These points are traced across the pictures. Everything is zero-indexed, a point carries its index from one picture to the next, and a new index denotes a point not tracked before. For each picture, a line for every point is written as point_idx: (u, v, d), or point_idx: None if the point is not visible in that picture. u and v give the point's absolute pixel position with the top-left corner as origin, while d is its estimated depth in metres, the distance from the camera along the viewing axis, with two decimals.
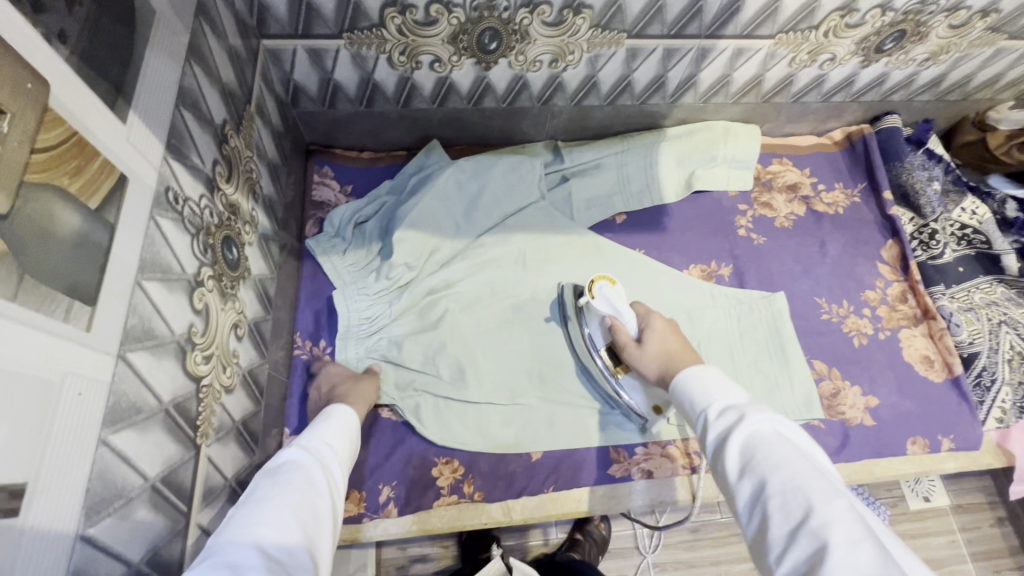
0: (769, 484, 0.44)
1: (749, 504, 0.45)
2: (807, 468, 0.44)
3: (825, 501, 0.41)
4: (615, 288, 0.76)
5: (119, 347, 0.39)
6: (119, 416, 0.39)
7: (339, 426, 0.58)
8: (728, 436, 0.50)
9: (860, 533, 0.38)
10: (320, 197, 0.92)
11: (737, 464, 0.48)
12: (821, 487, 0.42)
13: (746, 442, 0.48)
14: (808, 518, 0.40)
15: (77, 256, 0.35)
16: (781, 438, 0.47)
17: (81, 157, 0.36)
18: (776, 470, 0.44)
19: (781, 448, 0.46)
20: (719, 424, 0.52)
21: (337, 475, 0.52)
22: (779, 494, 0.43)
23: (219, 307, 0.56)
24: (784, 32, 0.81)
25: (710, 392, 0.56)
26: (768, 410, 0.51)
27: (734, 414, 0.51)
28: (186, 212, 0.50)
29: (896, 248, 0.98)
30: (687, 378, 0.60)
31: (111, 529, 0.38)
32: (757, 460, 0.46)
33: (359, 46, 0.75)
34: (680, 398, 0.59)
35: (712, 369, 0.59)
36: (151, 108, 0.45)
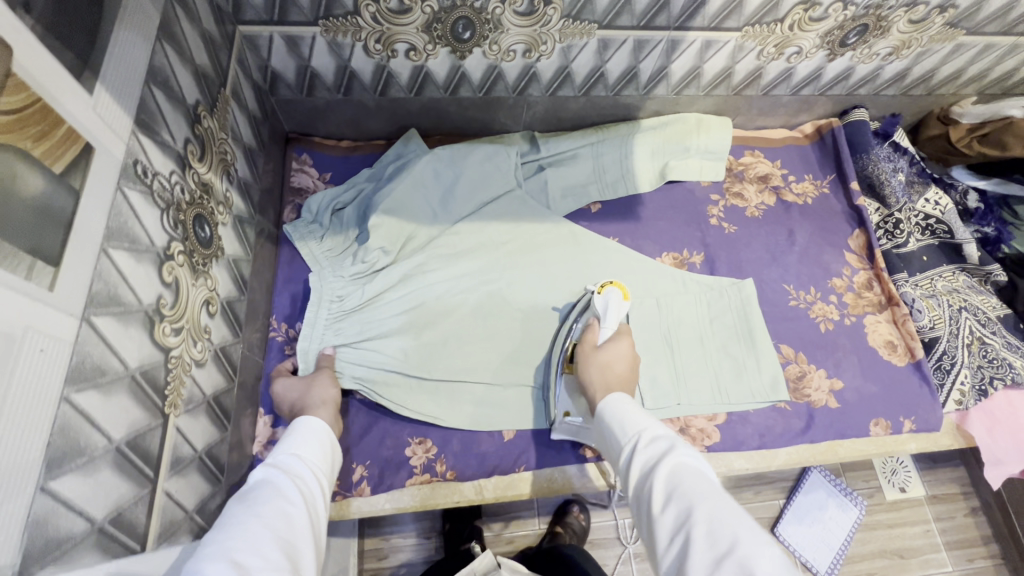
0: (692, 513, 0.46)
1: (670, 532, 0.47)
2: (730, 502, 0.47)
3: (745, 533, 0.44)
4: (623, 298, 0.76)
5: (84, 310, 0.40)
6: (83, 377, 0.40)
7: (308, 437, 0.61)
8: (655, 466, 0.52)
9: (781, 564, 0.41)
10: (299, 183, 0.93)
11: (663, 493, 0.50)
12: (743, 520, 0.45)
13: (672, 474, 0.51)
14: (732, 547, 0.42)
15: (40, 217, 0.36)
16: (702, 474, 0.51)
17: (46, 123, 0.37)
18: (700, 500, 0.47)
19: (702, 482, 0.49)
20: (647, 452, 0.54)
21: (311, 483, 0.56)
22: (705, 524, 0.45)
23: (190, 282, 0.57)
24: (750, 25, 0.84)
25: (638, 423, 0.59)
26: (694, 449, 0.54)
27: (662, 444, 0.54)
28: (155, 186, 0.51)
29: (862, 238, 1.00)
30: (612, 403, 0.63)
31: (73, 485, 0.39)
32: (683, 489, 0.48)
33: (334, 34, 0.77)
34: (608, 426, 0.61)
35: (634, 401, 0.63)
36: (119, 82, 0.46)
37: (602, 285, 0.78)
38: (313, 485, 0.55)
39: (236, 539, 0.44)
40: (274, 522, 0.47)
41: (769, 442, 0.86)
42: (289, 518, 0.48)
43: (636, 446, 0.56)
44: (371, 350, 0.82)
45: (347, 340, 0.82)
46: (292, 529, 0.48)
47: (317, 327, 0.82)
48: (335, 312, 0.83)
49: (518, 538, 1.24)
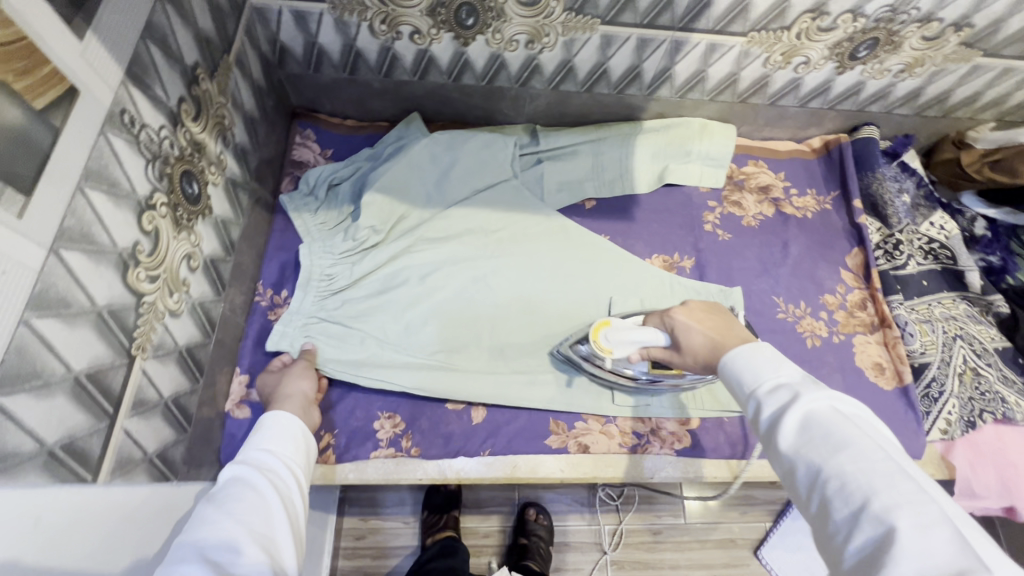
0: (828, 470, 0.42)
1: (805, 484, 0.44)
2: (872, 447, 0.42)
3: (890, 485, 0.40)
4: (617, 328, 0.75)
5: (53, 242, 0.43)
6: (47, 305, 0.42)
7: (282, 430, 0.62)
8: (781, 416, 0.47)
9: (935, 518, 0.38)
10: (300, 157, 0.96)
11: (792, 446, 0.45)
12: (888, 474, 0.40)
13: (804, 422, 0.45)
14: (873, 503, 0.39)
15: (15, 147, 0.39)
16: (841, 419, 0.45)
17: (31, 61, 0.40)
18: (836, 455, 0.42)
19: (840, 430, 0.44)
20: (769, 400, 0.48)
21: (286, 476, 0.57)
22: (840, 481, 0.41)
23: (172, 234, 0.60)
24: (756, 30, 0.83)
25: (757, 369, 0.51)
26: (827, 386, 0.47)
27: (786, 392, 0.48)
28: (142, 137, 0.53)
29: (860, 256, 0.98)
30: (731, 357, 0.55)
31: (26, 404, 0.41)
32: (817, 444, 0.44)
33: (341, 12, 0.79)
34: (725, 374, 0.55)
35: (760, 345, 0.54)
36: (113, 32, 0.48)
37: (595, 340, 0.77)
38: (286, 479, 0.57)
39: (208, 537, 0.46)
40: (246, 518, 0.48)
41: (741, 452, 0.84)
42: (262, 512, 0.50)
43: (757, 395, 0.50)
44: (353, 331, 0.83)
45: (329, 315, 0.83)
46: (267, 524, 0.49)
47: (304, 301, 0.84)
48: (320, 290, 0.85)
49: (493, 533, 1.24)
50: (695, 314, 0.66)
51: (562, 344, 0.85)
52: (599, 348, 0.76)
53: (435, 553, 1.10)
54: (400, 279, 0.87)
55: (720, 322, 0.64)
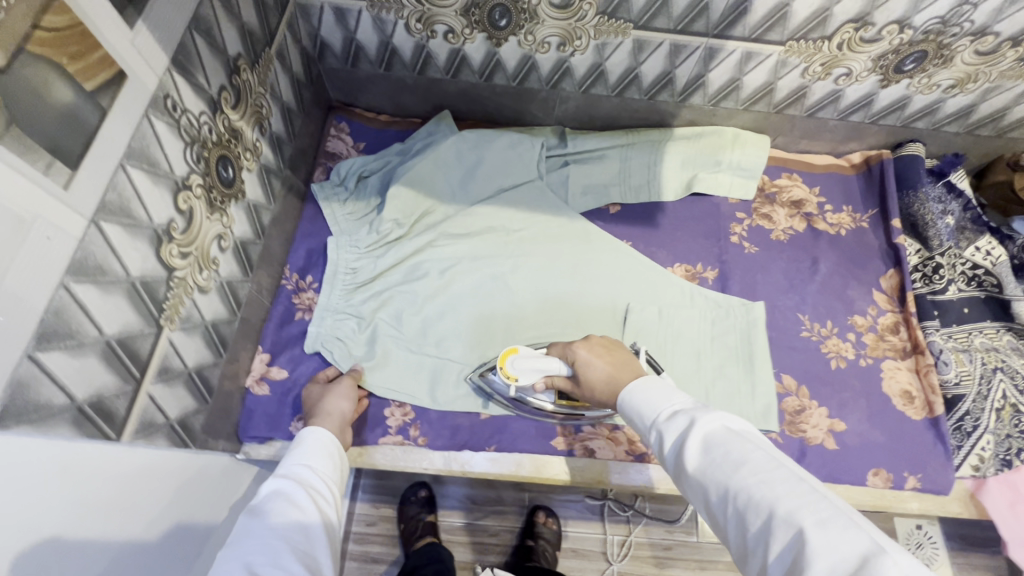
0: (732, 486, 0.46)
1: (718, 504, 0.48)
2: (764, 457, 0.47)
3: (788, 491, 0.44)
4: (524, 355, 0.75)
5: (94, 214, 0.46)
6: (84, 271, 0.46)
7: (320, 446, 0.65)
8: (683, 442, 0.52)
9: (831, 512, 0.42)
10: (333, 148, 0.99)
11: (699, 467, 0.49)
12: (783, 478, 0.45)
13: (703, 444, 0.50)
14: (776, 510, 0.43)
15: (65, 124, 0.42)
16: (734, 435, 0.50)
17: (84, 46, 0.43)
18: (736, 470, 0.47)
19: (734, 445, 0.49)
20: (668, 429, 0.54)
21: (322, 491, 0.59)
22: (744, 493, 0.45)
23: (205, 215, 0.63)
24: (795, 40, 0.81)
25: (654, 403, 0.57)
26: (715, 408, 0.53)
27: (682, 418, 0.53)
28: (183, 121, 0.57)
29: (895, 278, 0.94)
30: (628, 394, 0.61)
31: (59, 361, 0.44)
32: (718, 463, 0.48)
33: (379, 9, 0.82)
34: (627, 412, 0.60)
35: (651, 377, 0.61)
36: (162, 22, 0.52)
37: (502, 367, 0.76)
38: (323, 495, 0.59)
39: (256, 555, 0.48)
40: (289, 534, 0.51)
41: None
42: (303, 530, 0.52)
43: (658, 426, 0.55)
44: (370, 321, 0.85)
45: (351, 304, 0.86)
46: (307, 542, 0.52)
47: (327, 290, 0.87)
48: (345, 280, 0.88)
49: (502, 532, 1.24)
50: (596, 348, 0.70)
51: (474, 371, 0.83)
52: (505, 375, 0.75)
53: (421, 563, 1.10)
54: (420, 273, 0.89)
55: (619, 358, 0.68)
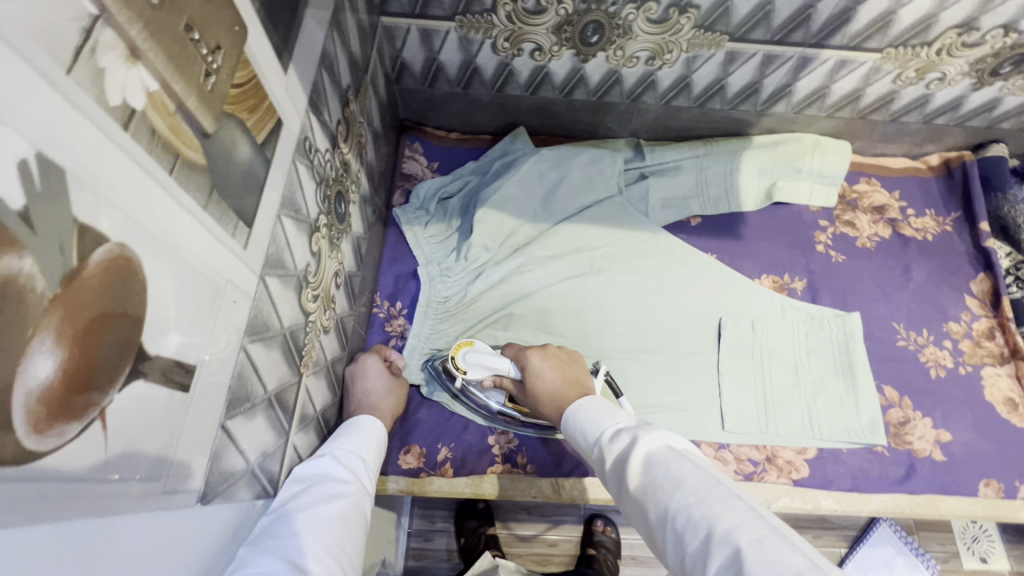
0: (671, 503, 0.46)
1: (658, 523, 0.47)
2: (702, 475, 0.47)
3: (725, 507, 0.43)
4: (478, 350, 0.74)
5: (261, 269, 0.44)
6: (255, 329, 0.44)
7: (369, 438, 0.62)
8: (626, 458, 0.52)
9: (766, 530, 0.41)
10: (408, 170, 0.98)
11: (641, 484, 0.49)
12: (721, 495, 0.45)
13: (645, 462, 0.50)
14: (714, 527, 0.42)
15: (245, 181, 0.40)
16: (675, 453, 0.50)
17: (258, 98, 0.41)
18: (674, 486, 0.47)
19: (674, 462, 0.49)
20: (612, 447, 0.54)
21: (363, 485, 0.57)
22: (682, 511, 0.45)
23: (328, 254, 0.61)
24: (893, 47, 0.80)
25: (599, 422, 0.58)
26: (657, 427, 0.54)
27: (625, 434, 0.54)
28: (315, 161, 0.55)
29: (987, 283, 0.93)
30: (575, 412, 0.62)
31: (239, 425, 0.42)
32: (659, 478, 0.48)
33: (467, 30, 0.80)
34: (574, 431, 0.60)
35: (598, 400, 0.62)
36: (302, 63, 0.50)
37: (453, 358, 0.74)
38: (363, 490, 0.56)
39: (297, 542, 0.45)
40: (332, 528, 0.49)
41: (862, 485, 0.81)
42: (343, 526, 0.50)
43: (601, 444, 0.56)
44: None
45: (444, 331, 0.85)
46: (345, 539, 0.49)
47: (422, 319, 0.87)
48: (437, 307, 0.88)
49: (560, 542, 1.21)
50: (548, 361, 0.71)
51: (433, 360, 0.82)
52: (455, 366, 0.74)
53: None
54: (510, 297, 0.88)
55: (569, 374, 0.70)
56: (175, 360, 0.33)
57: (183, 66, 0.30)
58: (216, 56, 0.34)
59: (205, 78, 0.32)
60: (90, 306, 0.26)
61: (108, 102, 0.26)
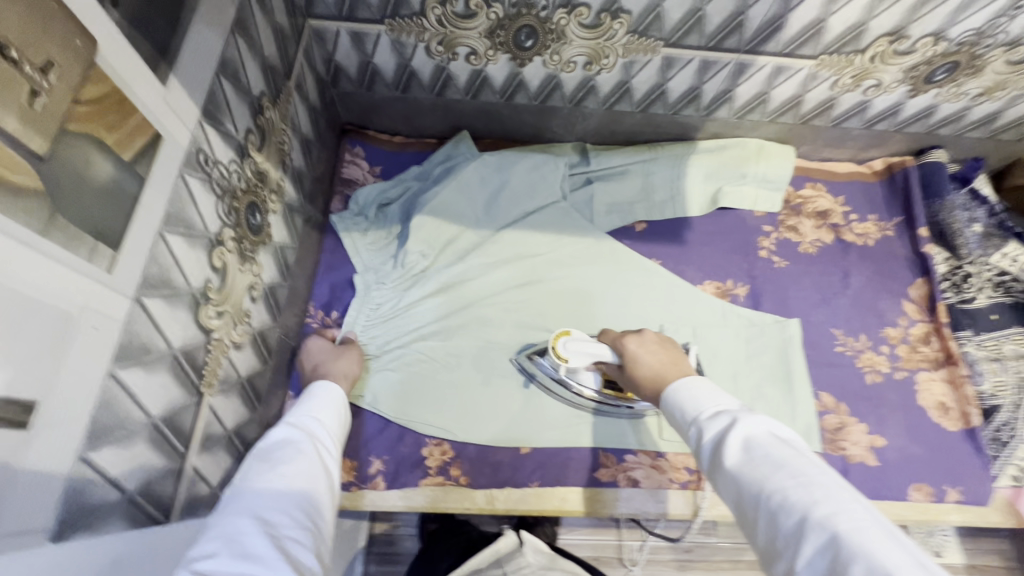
0: (771, 484, 0.45)
1: (750, 500, 0.46)
2: (807, 463, 0.45)
3: (827, 495, 0.42)
4: (575, 339, 0.75)
5: (136, 291, 0.42)
6: (129, 354, 0.42)
7: (326, 400, 0.64)
8: (725, 436, 0.50)
9: (869, 522, 0.40)
10: (349, 175, 0.96)
11: (737, 461, 0.48)
12: (826, 483, 0.44)
13: (745, 443, 0.49)
14: (812, 513, 0.41)
15: (107, 202, 0.38)
16: (779, 439, 0.49)
17: (120, 114, 0.39)
18: (776, 469, 0.45)
19: (777, 448, 0.47)
20: (711, 426, 0.52)
21: (326, 440, 0.59)
22: (781, 493, 0.44)
23: (238, 267, 0.59)
24: (827, 54, 0.79)
25: (699, 400, 0.56)
26: (760, 413, 0.51)
27: (726, 416, 0.52)
28: (215, 174, 0.53)
29: (925, 287, 0.94)
30: (674, 390, 0.60)
31: (111, 456, 0.41)
32: (758, 460, 0.47)
33: (399, 33, 0.78)
34: (670, 408, 0.59)
35: (702, 379, 0.60)
36: (191, 74, 0.48)
37: (553, 349, 0.75)
38: (328, 447, 0.58)
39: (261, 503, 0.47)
40: (297, 485, 0.50)
41: None
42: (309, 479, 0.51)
43: (699, 423, 0.54)
44: (397, 356, 0.83)
45: (373, 340, 0.84)
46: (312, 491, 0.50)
47: (351, 326, 0.85)
48: (367, 314, 0.86)
49: None
50: (648, 344, 0.69)
51: (520, 354, 0.85)
52: (555, 357, 0.75)
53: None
54: (447, 305, 0.87)
55: (668, 357, 0.67)
56: (2, 397, 0.31)
57: None
58: (48, 73, 0.32)
59: (30, 98, 0.30)
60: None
61: None
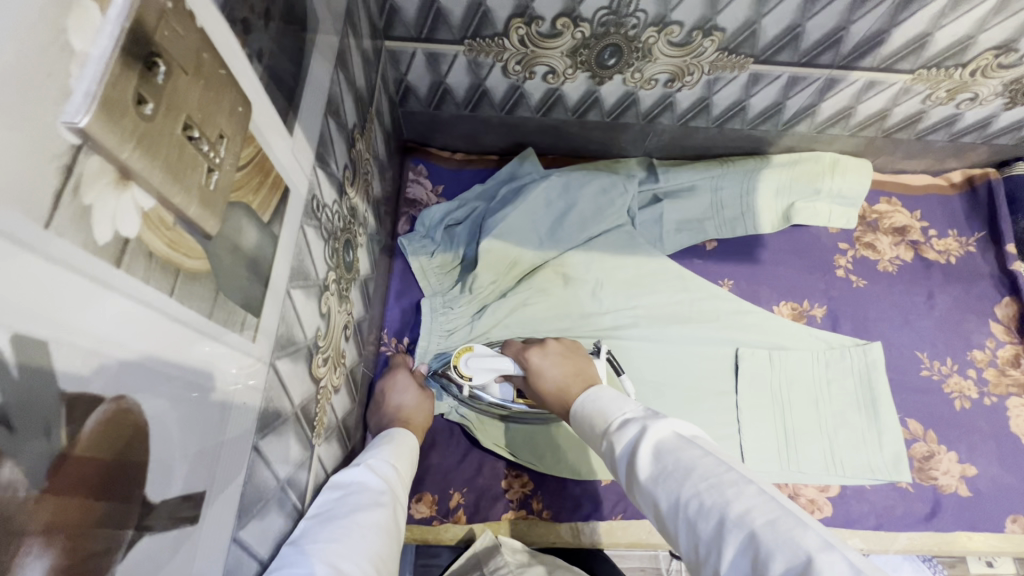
0: (684, 491, 0.42)
1: (669, 513, 0.43)
2: (712, 460, 0.43)
3: (738, 492, 0.39)
4: (478, 355, 0.71)
5: (271, 355, 0.40)
6: (267, 422, 0.40)
7: (404, 445, 0.61)
8: (635, 448, 0.47)
9: (776, 511, 0.37)
10: (413, 195, 0.94)
11: (650, 473, 0.45)
12: (731, 478, 0.41)
13: (656, 451, 0.46)
14: (727, 515, 0.38)
15: (253, 268, 0.36)
16: (686, 441, 0.46)
17: (263, 174, 0.37)
18: (686, 473, 0.43)
19: (684, 449, 0.44)
20: (621, 438, 0.50)
21: (400, 492, 0.55)
22: (695, 498, 0.41)
23: (337, 309, 0.57)
24: (926, 68, 0.75)
25: (608, 412, 0.53)
26: (667, 416, 0.49)
27: (634, 425, 0.49)
28: (323, 219, 0.51)
29: (1012, 307, 0.91)
30: (583, 405, 0.57)
31: (254, 530, 0.39)
32: (670, 467, 0.44)
33: (477, 53, 0.75)
34: (583, 423, 0.56)
35: (607, 390, 0.57)
36: (309, 118, 0.46)
37: (454, 366, 0.71)
38: (400, 497, 0.55)
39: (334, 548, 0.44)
40: (367, 536, 0.47)
41: (887, 524, 0.79)
42: (382, 533, 0.48)
43: (610, 437, 0.51)
44: None
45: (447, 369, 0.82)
46: (384, 546, 0.48)
47: (422, 357, 0.82)
48: (439, 341, 0.84)
49: None
50: (551, 356, 0.67)
51: (436, 366, 0.80)
52: (458, 375, 0.71)
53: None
54: (513, 328, 0.84)
55: (573, 369, 0.65)
56: (182, 497, 0.29)
57: (182, 172, 0.26)
58: (219, 147, 0.29)
59: (207, 177, 0.28)
60: (64, 512, 0.21)
61: (98, 242, 0.22)
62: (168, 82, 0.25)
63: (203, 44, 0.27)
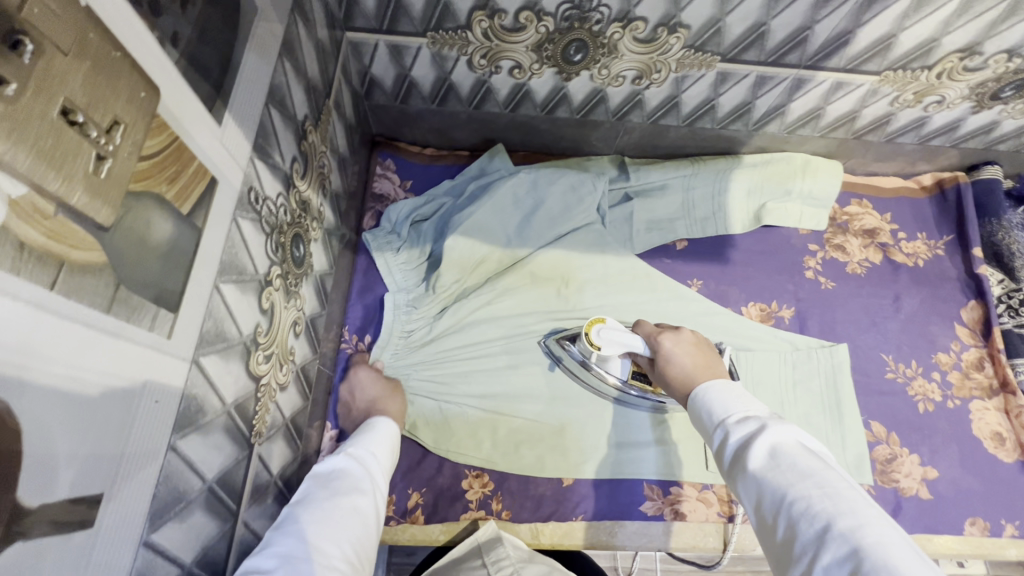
0: (793, 491, 0.41)
1: (770, 508, 0.42)
2: (837, 477, 0.41)
3: (855, 508, 0.38)
4: (609, 327, 0.71)
5: (194, 352, 0.39)
6: (188, 422, 0.39)
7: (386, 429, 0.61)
8: (750, 442, 0.46)
9: (896, 539, 0.36)
10: (380, 189, 0.93)
11: (759, 468, 0.44)
12: (852, 496, 0.40)
13: (771, 449, 0.44)
14: (835, 524, 0.38)
15: (166, 261, 0.35)
16: (809, 451, 0.44)
17: (179, 163, 0.35)
18: (801, 476, 0.41)
19: (808, 457, 0.43)
20: (737, 430, 0.48)
21: (381, 479, 0.55)
22: (805, 501, 0.40)
23: (284, 305, 0.56)
24: (892, 70, 0.75)
25: (727, 403, 0.52)
26: (793, 422, 0.47)
27: (756, 422, 0.48)
28: (264, 212, 0.49)
29: (978, 311, 0.91)
30: (703, 391, 0.55)
31: (171, 534, 0.38)
32: (784, 467, 0.43)
33: (440, 46, 0.73)
34: (696, 408, 0.55)
35: (735, 385, 0.55)
36: (244, 109, 0.44)
37: (585, 334, 0.71)
38: (382, 484, 0.55)
39: (314, 532, 0.44)
40: (346, 521, 0.47)
41: None
42: (361, 514, 0.49)
43: (725, 426, 0.50)
44: (426, 383, 0.80)
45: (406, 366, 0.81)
46: (365, 524, 0.48)
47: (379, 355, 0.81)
48: (401, 342, 0.82)
49: None
50: (684, 344, 0.65)
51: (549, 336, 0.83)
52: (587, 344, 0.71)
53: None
54: (477, 327, 0.83)
55: (703, 360, 0.63)
56: (68, 499, 0.28)
57: (57, 157, 0.25)
58: (114, 134, 0.29)
59: (96, 164, 0.27)
60: None
61: None
62: (39, 61, 0.24)
63: (88, 22, 0.27)
